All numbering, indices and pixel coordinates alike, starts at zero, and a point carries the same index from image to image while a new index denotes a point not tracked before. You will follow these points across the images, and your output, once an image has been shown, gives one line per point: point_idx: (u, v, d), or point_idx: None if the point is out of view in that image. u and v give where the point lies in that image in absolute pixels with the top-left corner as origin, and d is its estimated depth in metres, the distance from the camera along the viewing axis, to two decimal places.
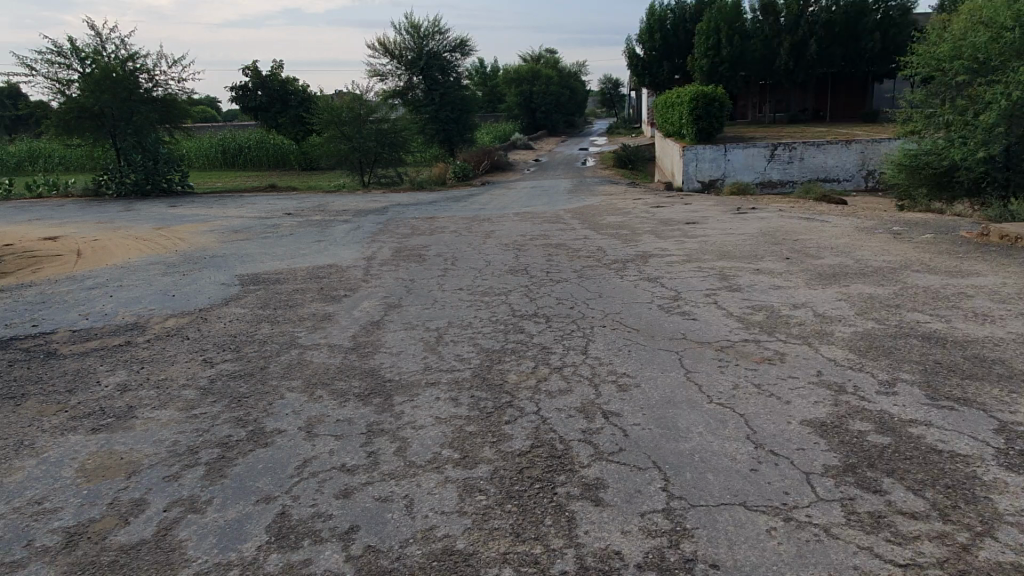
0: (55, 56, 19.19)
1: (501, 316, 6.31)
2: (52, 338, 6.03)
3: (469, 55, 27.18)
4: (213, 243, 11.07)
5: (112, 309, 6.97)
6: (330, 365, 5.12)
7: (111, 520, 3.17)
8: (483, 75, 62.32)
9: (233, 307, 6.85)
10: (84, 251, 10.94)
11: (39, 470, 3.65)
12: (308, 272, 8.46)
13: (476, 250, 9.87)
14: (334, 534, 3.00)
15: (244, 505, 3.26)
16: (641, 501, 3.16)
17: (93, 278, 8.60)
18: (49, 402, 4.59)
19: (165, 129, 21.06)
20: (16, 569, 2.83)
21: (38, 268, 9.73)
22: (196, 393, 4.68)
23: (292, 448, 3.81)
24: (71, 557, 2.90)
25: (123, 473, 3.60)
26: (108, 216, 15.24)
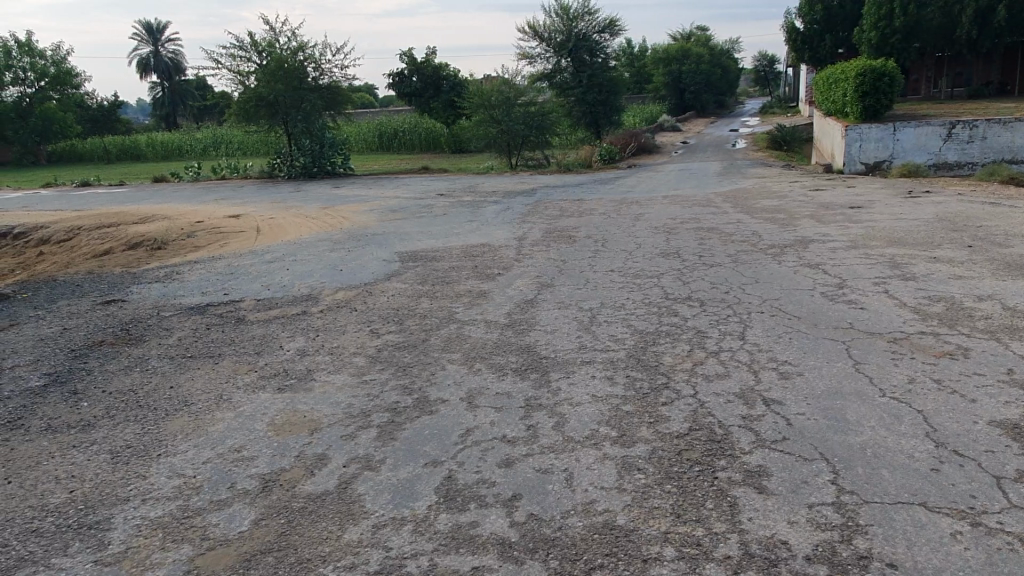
0: (237, 50, 20.98)
1: (653, 299, 6.24)
2: (241, 306, 6.68)
3: (619, 35, 26.78)
4: (374, 222, 11.71)
5: (290, 281, 7.59)
6: (488, 340, 5.33)
7: (299, 471, 3.49)
8: (630, 55, 61.28)
9: (395, 282, 7.24)
10: (263, 228, 11.94)
11: (236, 421, 4.08)
12: (463, 251, 8.77)
13: (627, 232, 9.82)
14: (499, 500, 3.14)
15: (414, 467, 3.47)
16: (809, 493, 3.05)
17: (271, 253, 9.39)
18: (240, 362, 5.11)
19: (330, 115, 22.44)
20: (223, 507, 3.19)
21: (226, 243, 10.76)
22: (366, 360, 5.03)
23: (456, 417, 4.01)
24: (268, 500, 3.23)
25: (307, 430, 3.95)
26: (281, 197, 16.54)
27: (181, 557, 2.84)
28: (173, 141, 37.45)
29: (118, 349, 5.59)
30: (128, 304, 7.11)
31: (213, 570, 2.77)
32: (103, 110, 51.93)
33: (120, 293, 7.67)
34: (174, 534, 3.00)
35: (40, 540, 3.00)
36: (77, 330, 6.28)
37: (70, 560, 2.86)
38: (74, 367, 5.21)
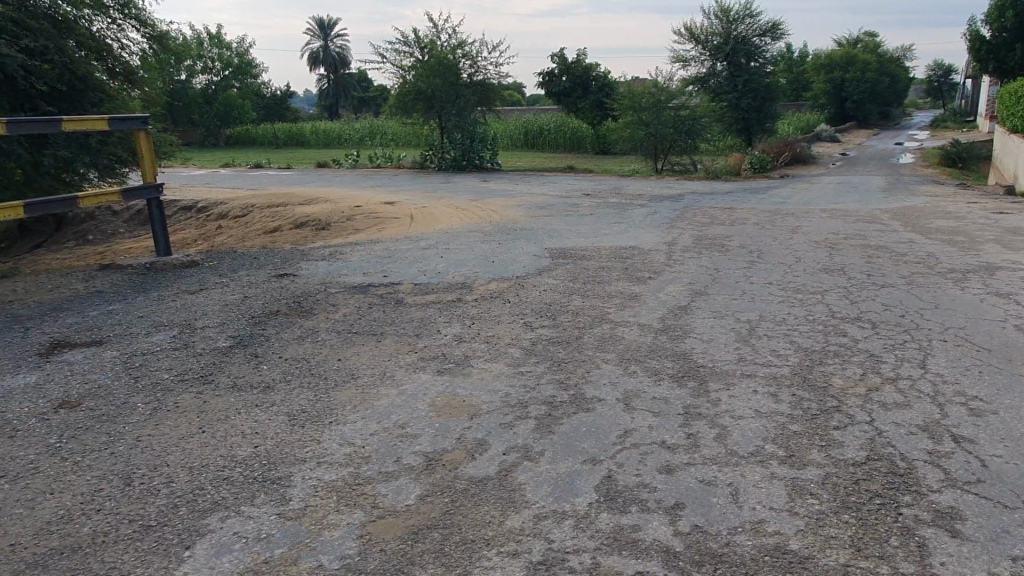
0: (401, 45, 22.02)
1: (817, 316, 5.90)
2: (400, 289, 7.00)
3: (782, 39, 25.64)
4: (522, 217, 11.88)
5: (444, 269, 7.84)
6: (642, 343, 5.25)
7: (461, 454, 3.63)
8: (789, 61, 58.51)
9: (546, 277, 7.31)
10: (416, 216, 12.43)
11: (400, 399, 4.37)
12: (612, 252, 8.70)
13: (784, 244, 9.37)
14: (661, 506, 3.07)
15: (572, 462, 3.49)
16: (1012, 544, 2.76)
17: (425, 240, 9.75)
18: (402, 341, 5.42)
19: (481, 111, 22.98)
20: (390, 479, 3.40)
21: (384, 227, 11.32)
22: (520, 352, 5.12)
23: (613, 417, 3.99)
24: (432, 478, 3.39)
25: (466, 414, 4.11)
26: (432, 187, 17.16)
27: (354, 521, 3.04)
28: (334, 130, 39.86)
29: (292, 320, 6.07)
30: (299, 278, 7.64)
31: (383, 537, 2.93)
32: (276, 98, 56.23)
33: (292, 267, 8.27)
34: (347, 498, 3.23)
35: (231, 488, 3.35)
36: (255, 298, 6.84)
37: (258, 509, 3.16)
38: (254, 333, 5.74)
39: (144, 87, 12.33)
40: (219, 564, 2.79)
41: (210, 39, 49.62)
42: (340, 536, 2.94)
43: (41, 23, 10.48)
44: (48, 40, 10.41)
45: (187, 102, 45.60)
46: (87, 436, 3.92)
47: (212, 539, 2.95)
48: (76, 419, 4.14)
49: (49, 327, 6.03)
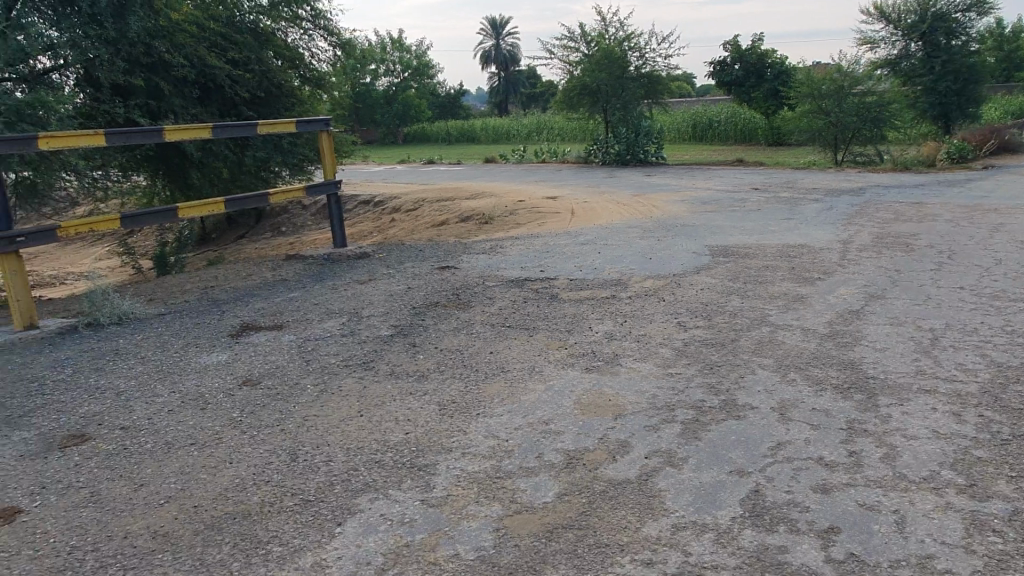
0: (569, 41, 22.26)
1: (1017, 327, 5.21)
2: (555, 284, 7.05)
3: (990, 14, 22.88)
4: (685, 212, 11.54)
5: (600, 265, 7.79)
6: (805, 349, 4.92)
7: (602, 454, 3.60)
8: (1000, 38, 52.11)
9: (704, 276, 7.04)
10: (577, 210, 12.45)
11: (547, 395, 4.40)
12: (779, 250, 8.22)
13: (982, 244, 8.36)
14: (812, 529, 2.86)
15: (718, 473, 3.35)
16: None
17: (584, 235, 9.75)
18: (553, 337, 5.46)
19: (647, 104, 22.50)
20: (530, 475, 3.44)
21: (543, 222, 11.45)
22: (672, 352, 4.98)
23: (766, 427, 3.77)
24: (571, 477, 3.39)
25: (611, 413, 4.06)
26: (595, 182, 17.10)
27: (491, 515, 3.11)
28: (502, 126, 40.91)
29: (450, 312, 6.31)
30: (459, 271, 7.93)
31: (520, 532, 2.98)
32: (449, 97, 58.78)
33: (453, 260, 8.60)
34: (487, 491, 3.32)
35: (381, 471, 3.56)
36: (418, 289, 7.18)
37: (404, 494, 3.33)
38: (415, 323, 6.03)
39: (329, 91, 13.36)
40: (366, 543, 2.97)
41: (392, 44, 53.15)
42: (478, 528, 3.03)
43: (245, 37, 11.69)
44: (250, 52, 11.59)
45: (369, 104, 48.97)
46: (264, 412, 4.31)
47: (361, 518, 3.14)
48: (256, 396, 4.57)
49: (241, 310, 6.71)
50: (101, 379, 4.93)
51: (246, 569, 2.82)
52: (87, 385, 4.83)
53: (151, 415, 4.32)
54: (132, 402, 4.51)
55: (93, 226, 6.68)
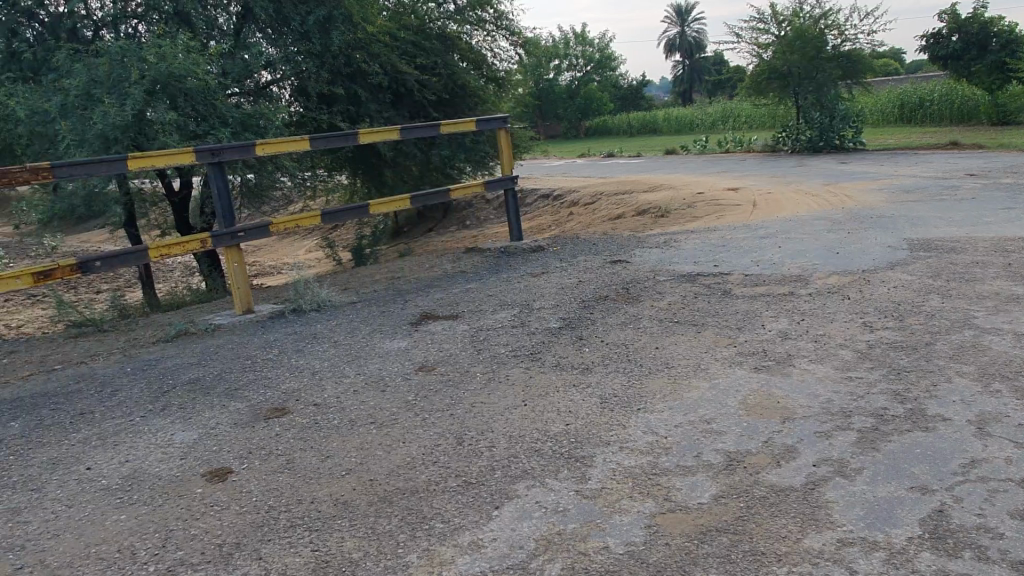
0: (758, 23, 21.17)
1: None
2: (729, 279, 6.81)
3: None
4: (882, 202, 10.61)
5: (781, 259, 7.40)
6: (1016, 356, 4.36)
7: (766, 458, 3.46)
8: None
9: (899, 272, 6.44)
10: (760, 202, 11.87)
11: (712, 394, 4.28)
12: (993, 244, 7.31)
13: None
14: (1005, 559, 2.59)
15: (896, 487, 3.11)
16: None
17: (765, 228, 9.30)
18: (723, 334, 5.29)
19: (846, 85, 20.88)
20: (687, 474, 3.39)
21: (722, 215, 11.03)
22: (853, 354, 4.63)
23: (959, 441, 3.42)
24: (729, 480, 3.30)
25: (779, 417, 3.88)
26: (781, 172, 16.16)
27: (644, 511, 3.12)
28: (685, 116, 39.79)
29: (619, 306, 6.31)
30: (630, 265, 7.87)
31: (672, 530, 2.96)
32: (632, 89, 58.22)
33: (626, 254, 8.56)
34: (642, 487, 3.32)
35: (540, 460, 3.67)
36: (588, 283, 7.25)
37: (559, 483, 3.43)
38: (583, 316, 6.11)
39: (510, 89, 13.81)
40: (520, 528, 3.08)
41: (575, 38, 53.77)
42: (630, 522, 3.04)
43: (433, 42, 12.41)
44: (437, 56, 12.26)
45: (552, 99, 49.86)
46: (436, 397, 4.60)
47: (517, 504, 3.27)
48: (430, 381, 4.89)
49: (422, 300, 7.17)
50: (299, 360, 5.50)
51: (411, 541, 3.05)
52: (288, 364, 5.41)
53: (339, 394, 4.76)
54: (324, 381, 5.00)
55: (298, 222, 7.39)
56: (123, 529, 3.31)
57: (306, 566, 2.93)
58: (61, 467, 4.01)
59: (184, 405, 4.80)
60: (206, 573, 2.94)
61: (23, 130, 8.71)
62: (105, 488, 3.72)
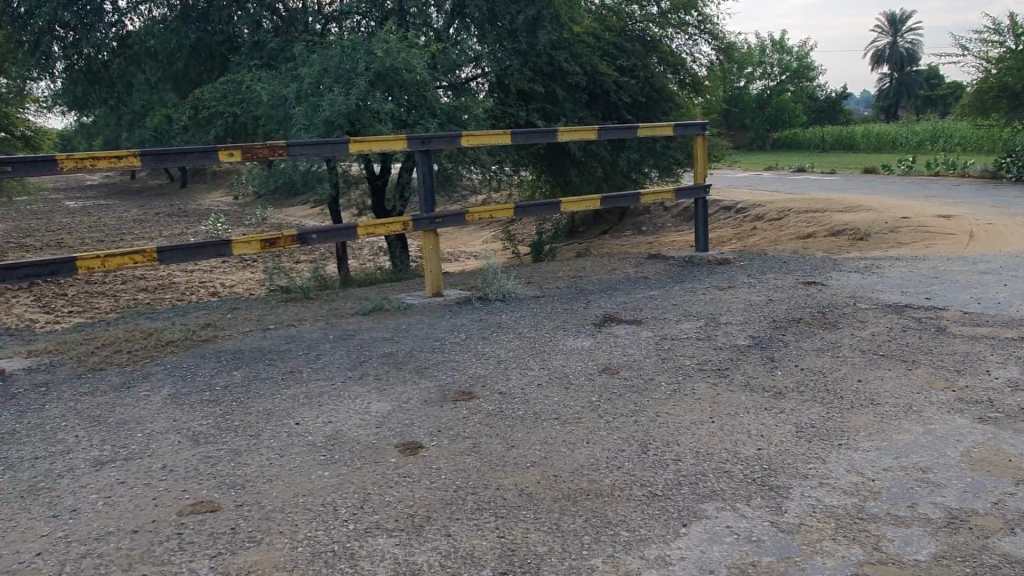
0: (991, 34, 18.99)
1: None
2: (943, 315, 6.16)
3: None
4: None
5: (1008, 299, 6.57)
6: None
7: (997, 522, 3.08)
8: None
9: None
10: (978, 233, 10.67)
11: (926, 439, 3.87)
12: None
13: None
14: None
15: None
16: None
17: (986, 262, 8.33)
18: (939, 375, 4.79)
19: None
20: (900, 524, 3.10)
21: (933, 244, 10.03)
22: None
23: None
24: (951, 540, 2.98)
25: (1011, 477, 3.45)
26: (1006, 201, 14.42)
27: (850, 557, 2.89)
28: (889, 134, 36.67)
29: (815, 330, 5.90)
30: (827, 289, 7.35)
31: None
32: (829, 101, 54.61)
33: (821, 276, 8.01)
34: (847, 530, 3.07)
35: (730, 482, 3.50)
36: (780, 302, 6.85)
37: (751, 510, 3.24)
38: (775, 337, 5.77)
39: (707, 95, 13.41)
40: (709, 550, 2.96)
41: (772, 45, 51.24)
42: (833, 567, 2.83)
43: (634, 44, 12.32)
44: (637, 58, 12.14)
45: (741, 108, 47.87)
46: (618, 402, 4.53)
47: (706, 525, 3.13)
48: (613, 384, 4.83)
49: (604, 302, 7.12)
50: (485, 347, 5.66)
51: (596, 545, 3.01)
52: (474, 350, 5.58)
53: (523, 385, 4.84)
54: (509, 370, 5.12)
55: (492, 213, 7.61)
56: (327, 486, 3.55)
57: (492, 551, 2.99)
58: (275, 418, 4.40)
59: (380, 375, 5.10)
60: (399, 540, 3.08)
61: (260, 112, 9.68)
62: (312, 444, 4.02)
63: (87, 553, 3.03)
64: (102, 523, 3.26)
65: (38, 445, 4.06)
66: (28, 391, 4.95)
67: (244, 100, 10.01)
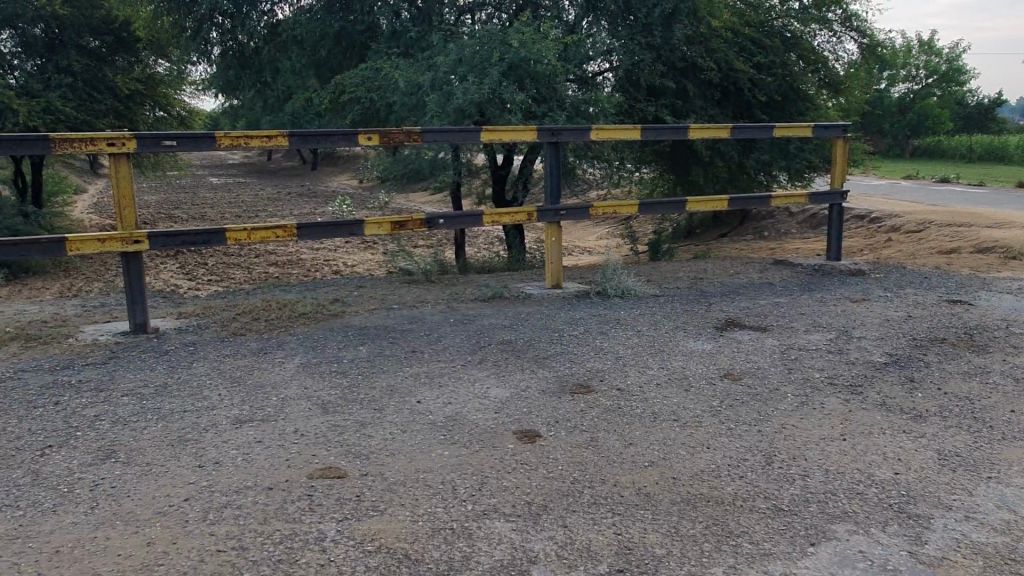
0: None
1: None
2: None
3: None
4: None
5: None
6: None
7: None
8: None
9: None
10: None
11: None
12: None
13: None
14: None
15: None
16: None
17: None
18: None
19: None
20: None
21: None
22: None
23: None
24: None
25: None
26: None
27: None
28: None
29: (960, 352, 5.47)
30: (974, 309, 6.80)
31: None
32: (981, 108, 50.47)
33: (968, 295, 7.42)
34: (996, 571, 2.84)
35: (864, 505, 3.30)
36: (920, 320, 6.40)
37: (887, 537, 3.05)
38: (915, 356, 5.39)
39: (848, 95, 12.68)
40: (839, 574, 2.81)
41: (921, 46, 47.86)
42: None
43: (773, 41, 11.82)
44: (776, 55, 11.62)
45: (880, 112, 45.07)
46: (741, 409, 4.37)
47: (836, 547, 2.98)
48: (736, 391, 4.66)
49: (727, 306, 6.89)
50: (603, 342, 5.61)
51: (717, 553, 2.93)
52: (593, 344, 5.55)
53: (642, 383, 4.76)
54: (628, 367, 5.05)
55: (615, 209, 7.51)
56: (445, 465, 3.63)
57: (609, 547, 2.96)
58: (397, 395, 4.54)
59: (499, 362, 5.16)
60: (516, 525, 3.11)
61: (395, 99, 10.01)
62: (433, 423, 4.12)
63: (227, 504, 3.25)
64: (241, 477, 3.48)
65: (187, 399, 4.39)
66: (178, 349, 5.36)
67: (380, 87, 10.38)
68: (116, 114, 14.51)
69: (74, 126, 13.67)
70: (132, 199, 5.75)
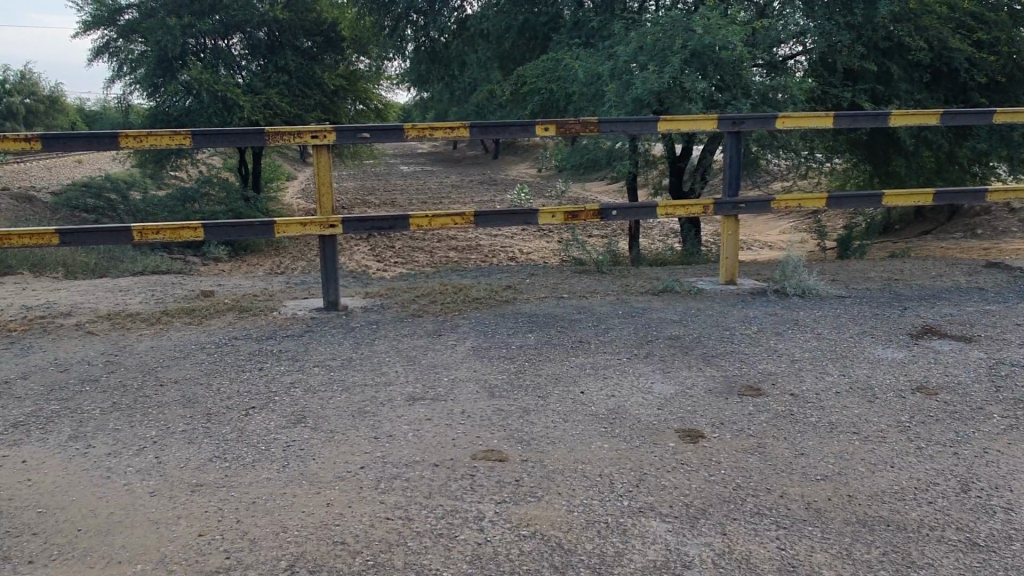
0: None
1: None
2: None
3: None
4: None
5: None
6: None
7: None
8: None
9: None
10: None
11: None
12: None
13: None
14: None
15: None
16: None
17: None
18: None
19: None
20: None
21: None
22: None
23: None
24: None
25: None
26: None
27: None
28: None
29: None
30: None
31: None
32: None
33: None
34: None
35: None
36: None
37: None
38: None
39: None
40: None
41: None
42: None
43: (999, 14, 10.44)
44: (1003, 30, 10.24)
45: None
46: (934, 427, 3.95)
47: None
48: (930, 406, 4.22)
49: (925, 311, 6.24)
50: (778, 343, 5.31)
51: None
52: (767, 345, 5.27)
53: (820, 390, 4.45)
54: (805, 372, 4.75)
55: (800, 202, 7.04)
56: (604, 458, 3.63)
57: (771, 562, 2.82)
58: (561, 384, 4.60)
59: (665, 357, 5.06)
60: (673, 527, 3.05)
61: (574, 90, 10.07)
62: (595, 414, 4.13)
63: (398, 475, 3.47)
64: (411, 452, 3.70)
65: (369, 374, 4.75)
66: (363, 327, 5.79)
67: (560, 77, 10.48)
68: (323, 108, 15.90)
69: (288, 119, 15.16)
70: (330, 186, 6.28)
